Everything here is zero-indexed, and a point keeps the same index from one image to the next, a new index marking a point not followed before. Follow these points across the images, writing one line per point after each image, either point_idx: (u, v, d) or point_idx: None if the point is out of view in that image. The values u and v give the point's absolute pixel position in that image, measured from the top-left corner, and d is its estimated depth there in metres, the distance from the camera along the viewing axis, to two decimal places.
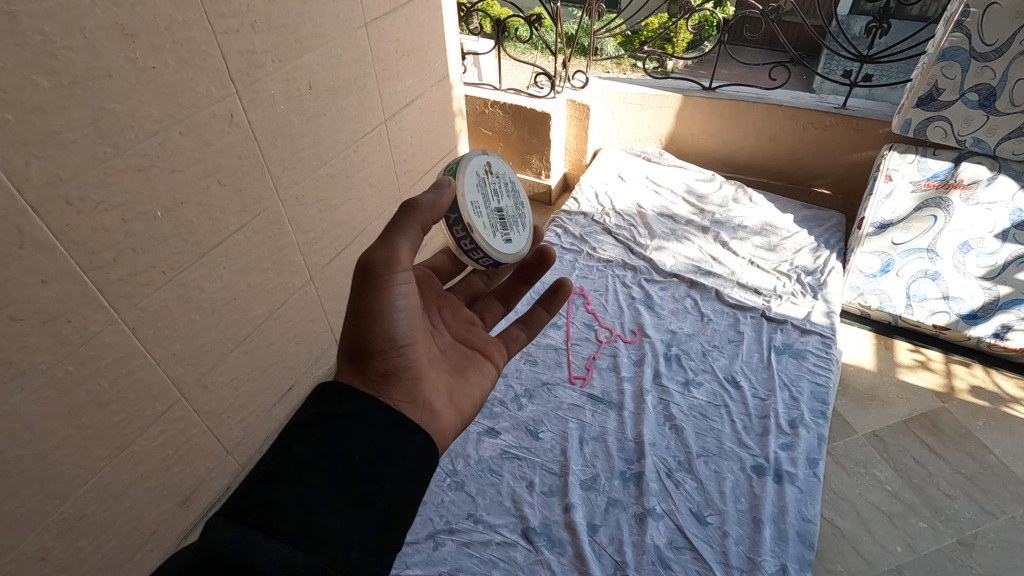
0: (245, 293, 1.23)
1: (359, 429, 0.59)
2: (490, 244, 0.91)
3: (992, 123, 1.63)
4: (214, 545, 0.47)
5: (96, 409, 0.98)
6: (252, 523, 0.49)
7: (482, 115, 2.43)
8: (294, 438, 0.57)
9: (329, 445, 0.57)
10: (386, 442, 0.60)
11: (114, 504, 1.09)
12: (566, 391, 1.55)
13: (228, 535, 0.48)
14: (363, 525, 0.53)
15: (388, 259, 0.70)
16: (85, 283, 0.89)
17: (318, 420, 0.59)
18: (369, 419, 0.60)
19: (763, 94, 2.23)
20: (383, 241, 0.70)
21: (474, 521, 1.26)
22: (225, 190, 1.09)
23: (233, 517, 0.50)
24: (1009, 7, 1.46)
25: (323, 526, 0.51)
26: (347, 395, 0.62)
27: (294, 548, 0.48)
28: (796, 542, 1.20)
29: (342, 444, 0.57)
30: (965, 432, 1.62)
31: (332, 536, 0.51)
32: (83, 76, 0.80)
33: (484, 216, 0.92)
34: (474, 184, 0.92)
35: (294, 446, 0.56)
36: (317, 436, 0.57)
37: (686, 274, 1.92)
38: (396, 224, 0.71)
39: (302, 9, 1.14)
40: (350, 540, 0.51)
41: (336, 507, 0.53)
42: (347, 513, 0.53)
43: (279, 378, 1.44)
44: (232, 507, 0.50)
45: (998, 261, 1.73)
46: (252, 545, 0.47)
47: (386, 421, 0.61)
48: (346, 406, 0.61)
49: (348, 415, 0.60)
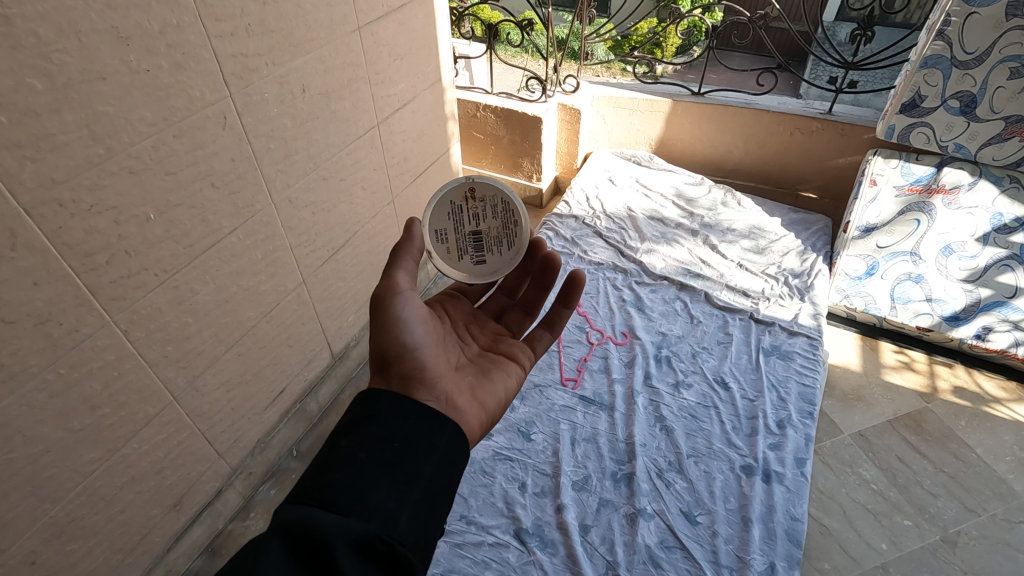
0: (237, 296, 1.23)
1: (396, 419, 0.60)
2: (451, 269, 0.98)
3: (973, 129, 1.67)
4: (285, 528, 0.49)
5: (88, 412, 0.98)
6: (311, 503, 0.51)
7: (474, 118, 2.44)
8: (340, 432, 0.58)
9: (372, 435, 0.58)
10: (422, 429, 0.61)
11: (105, 508, 1.09)
12: (558, 393, 1.56)
13: (292, 515, 0.49)
14: (409, 500, 0.54)
15: (390, 287, 0.76)
16: (77, 285, 0.89)
17: (358, 417, 0.60)
18: (403, 411, 0.61)
19: (751, 100, 2.26)
20: (385, 275, 0.77)
21: (467, 522, 1.26)
22: (219, 193, 1.09)
23: (296, 501, 0.51)
24: (989, 17, 1.49)
25: (373, 503, 0.52)
26: (378, 393, 0.63)
27: (349, 520, 0.50)
28: (784, 540, 1.22)
29: (380, 433, 0.58)
30: (948, 431, 1.65)
31: (383, 511, 0.52)
32: (77, 79, 0.80)
33: (449, 242, 0.98)
34: (445, 211, 0.98)
35: (341, 439, 0.57)
36: (361, 428, 0.58)
37: (675, 277, 1.94)
38: (392, 260, 0.79)
39: (296, 13, 1.14)
40: (399, 513, 0.53)
41: (384, 486, 0.54)
42: (394, 491, 0.54)
43: (272, 380, 1.44)
44: (292, 493, 0.52)
45: (979, 264, 1.77)
46: (313, 521, 0.49)
47: (419, 411, 0.62)
48: (381, 402, 0.62)
49: (384, 410, 0.61)
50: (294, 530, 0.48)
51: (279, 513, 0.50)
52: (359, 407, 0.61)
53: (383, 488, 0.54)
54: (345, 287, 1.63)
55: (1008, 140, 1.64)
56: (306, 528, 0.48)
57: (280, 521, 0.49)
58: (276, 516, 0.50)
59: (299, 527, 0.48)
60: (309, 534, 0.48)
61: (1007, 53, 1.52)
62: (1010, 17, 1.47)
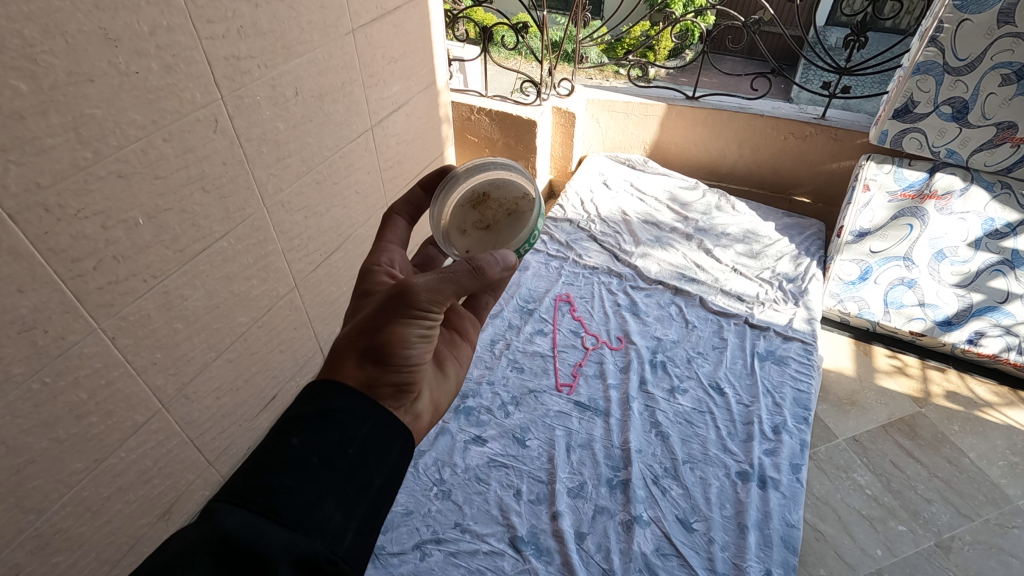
0: (228, 302, 1.20)
1: (353, 423, 0.59)
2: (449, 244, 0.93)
3: (965, 135, 1.68)
4: (221, 537, 0.46)
5: (74, 421, 0.96)
6: (254, 509, 0.49)
7: (468, 121, 2.43)
8: (291, 430, 0.56)
9: (326, 439, 0.56)
10: (378, 435, 0.59)
11: (91, 519, 1.06)
12: (553, 398, 1.55)
13: (233, 520, 0.48)
14: (357, 514, 0.54)
15: (435, 300, 0.69)
16: (63, 292, 0.87)
17: (312, 415, 0.57)
18: (359, 412, 0.60)
19: (745, 105, 2.30)
20: (440, 282, 0.69)
21: (462, 530, 1.25)
22: (209, 197, 1.07)
23: (237, 503, 0.49)
24: (981, 23, 1.50)
25: (320, 515, 0.51)
26: (336, 390, 0.61)
27: (295, 534, 0.49)
28: (780, 547, 1.22)
29: (335, 436, 0.57)
30: (941, 436, 1.66)
31: (330, 525, 0.51)
32: (63, 82, 0.78)
33: None
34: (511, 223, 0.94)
35: (291, 437, 0.55)
36: (316, 428, 0.56)
37: (670, 281, 1.94)
38: (460, 280, 0.70)
39: (288, 15, 1.12)
40: (345, 528, 0.52)
41: (332, 497, 0.53)
42: (342, 503, 0.53)
43: (263, 387, 1.42)
44: (234, 493, 0.50)
45: (971, 269, 1.78)
46: (256, 532, 0.47)
47: (379, 412, 0.61)
48: (339, 402, 0.59)
49: (341, 411, 0.59)
50: (235, 536, 0.47)
51: (219, 516, 0.48)
52: (313, 404, 0.59)
53: (331, 500, 0.53)
54: (338, 292, 1.62)
55: (998, 146, 1.64)
56: (249, 538, 0.47)
57: (220, 523, 0.47)
58: (215, 518, 0.48)
59: (240, 534, 0.47)
60: (251, 545, 0.47)
61: (998, 60, 1.53)
62: (1001, 24, 1.48)
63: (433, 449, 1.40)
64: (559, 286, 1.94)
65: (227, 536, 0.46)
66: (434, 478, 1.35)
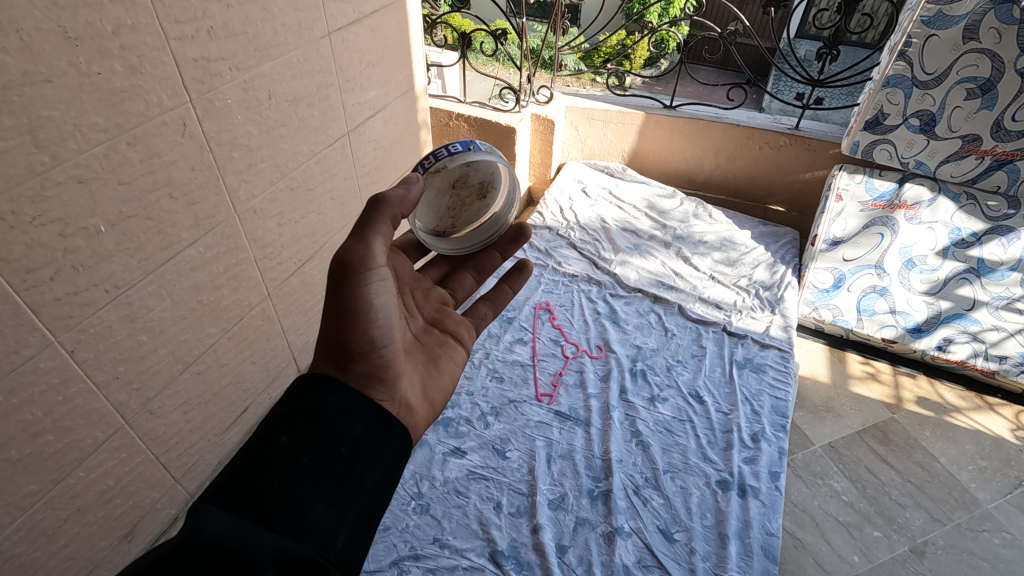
0: (196, 312, 1.16)
1: (346, 421, 0.56)
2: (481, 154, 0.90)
3: (932, 147, 1.71)
4: (205, 543, 0.44)
5: (28, 440, 0.90)
6: (242, 512, 0.46)
7: (446, 126, 2.41)
8: (279, 427, 0.53)
9: (319, 438, 0.53)
10: (371, 434, 0.57)
11: (46, 543, 1.00)
12: (533, 408, 1.53)
13: (218, 524, 0.45)
14: (349, 516, 0.51)
15: (365, 256, 0.68)
16: (16, 304, 0.82)
17: (304, 411, 0.55)
18: (353, 410, 0.57)
19: (721, 114, 2.31)
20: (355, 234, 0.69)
21: (440, 546, 1.21)
22: (177, 204, 1.03)
23: (221, 504, 0.47)
24: (948, 39, 1.54)
25: (311, 518, 0.49)
26: (329, 384, 0.58)
27: (284, 539, 0.46)
28: (760, 556, 1.21)
29: (328, 434, 0.54)
30: (913, 441, 1.70)
31: (321, 528, 0.49)
32: (18, 82, 0.74)
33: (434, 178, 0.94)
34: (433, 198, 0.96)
35: (280, 435, 0.52)
36: (308, 427, 0.54)
37: (650, 289, 1.95)
38: (367, 220, 0.69)
39: (262, 17, 1.09)
40: (337, 531, 0.50)
41: (323, 499, 0.50)
42: (334, 506, 0.51)
43: (233, 400, 1.37)
44: (220, 494, 0.47)
45: (940, 277, 1.81)
46: (243, 536, 0.45)
47: (370, 409, 0.58)
48: (327, 398, 0.57)
49: (334, 409, 0.56)
50: (220, 540, 0.44)
51: (202, 518, 0.45)
52: (299, 402, 0.56)
53: (322, 502, 0.50)
54: (313, 301, 1.58)
55: (964, 157, 1.68)
56: (235, 543, 0.44)
57: (204, 528, 0.45)
58: (199, 521, 0.45)
59: (226, 538, 0.44)
60: (238, 550, 0.44)
61: (964, 74, 1.57)
62: (966, 40, 1.52)
63: (412, 462, 1.38)
64: (539, 293, 1.94)
65: (212, 540, 0.44)
66: (413, 492, 1.32)
